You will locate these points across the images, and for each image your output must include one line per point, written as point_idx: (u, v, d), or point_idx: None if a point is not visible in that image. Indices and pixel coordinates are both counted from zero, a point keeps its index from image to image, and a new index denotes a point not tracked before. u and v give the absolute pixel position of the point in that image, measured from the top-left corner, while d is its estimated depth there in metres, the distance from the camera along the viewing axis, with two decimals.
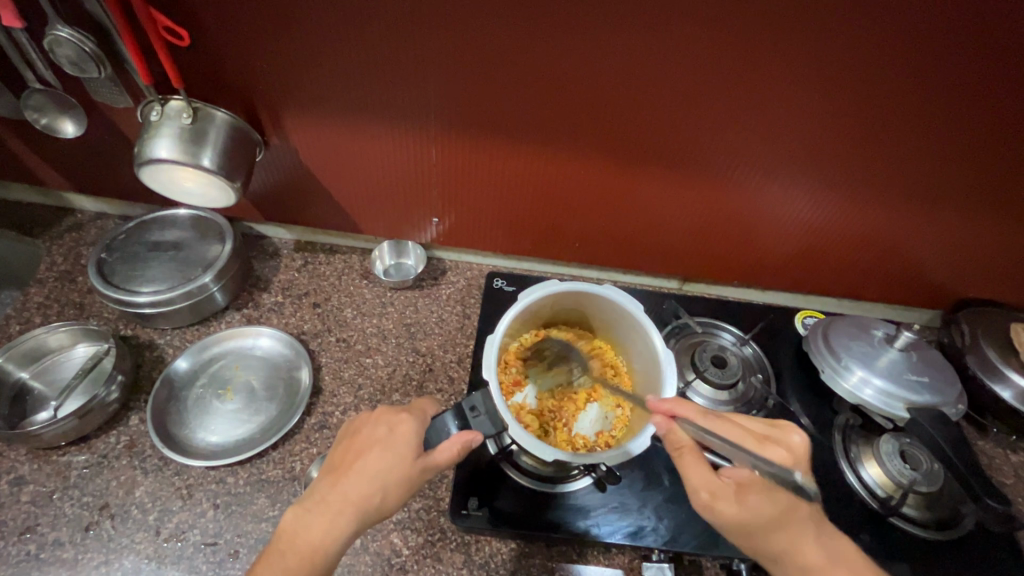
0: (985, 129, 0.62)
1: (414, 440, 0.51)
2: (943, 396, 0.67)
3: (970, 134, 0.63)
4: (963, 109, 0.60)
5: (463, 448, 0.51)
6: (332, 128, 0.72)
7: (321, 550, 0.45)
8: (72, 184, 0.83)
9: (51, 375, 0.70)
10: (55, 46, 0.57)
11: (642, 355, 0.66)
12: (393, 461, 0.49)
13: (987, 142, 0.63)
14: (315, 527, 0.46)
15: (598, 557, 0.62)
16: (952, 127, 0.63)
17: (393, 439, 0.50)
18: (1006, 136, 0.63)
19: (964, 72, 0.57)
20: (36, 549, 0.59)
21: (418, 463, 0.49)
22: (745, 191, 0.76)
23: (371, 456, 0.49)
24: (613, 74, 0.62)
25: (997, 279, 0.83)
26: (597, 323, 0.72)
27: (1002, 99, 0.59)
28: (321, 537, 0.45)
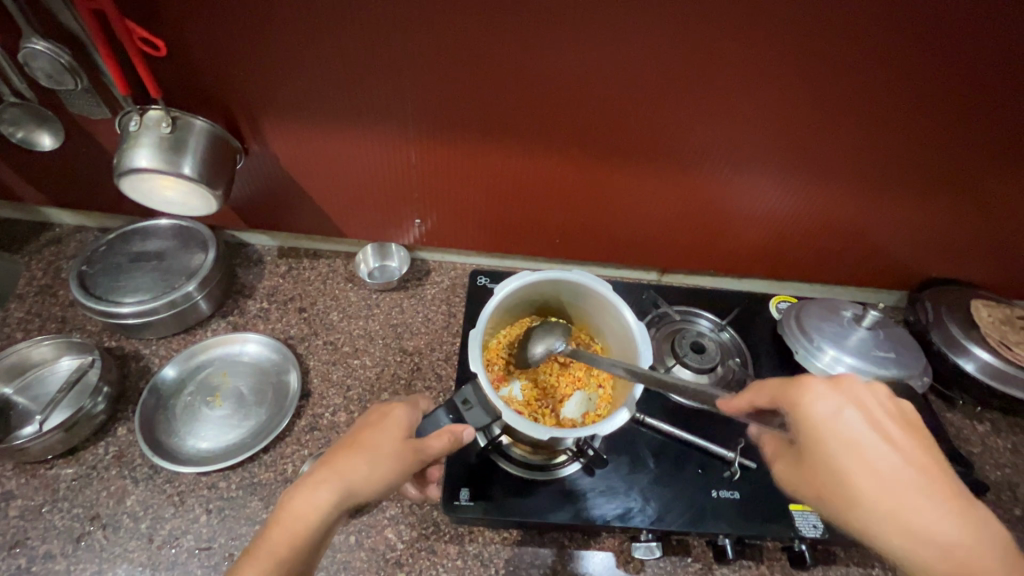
0: (935, 113, 0.66)
1: (406, 422, 0.52)
2: (911, 368, 0.71)
3: (919, 120, 0.67)
4: (914, 92, 0.64)
5: (454, 439, 0.53)
6: (310, 134, 0.74)
7: (308, 524, 0.43)
8: (51, 198, 0.83)
9: (35, 389, 0.70)
10: (30, 61, 0.57)
11: (616, 334, 0.68)
12: (385, 438, 0.49)
13: (935, 126, 0.67)
14: (301, 497, 0.44)
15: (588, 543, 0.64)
16: (904, 113, 0.66)
17: (384, 421, 0.50)
18: (968, 112, 0.66)
19: (912, 58, 0.60)
20: (26, 562, 0.58)
21: (411, 441, 0.50)
22: (718, 181, 0.79)
23: (364, 434, 0.49)
24: (585, 72, 0.64)
25: (962, 256, 0.87)
26: (571, 310, 0.73)
27: (946, 84, 0.62)
28: (307, 510, 0.44)
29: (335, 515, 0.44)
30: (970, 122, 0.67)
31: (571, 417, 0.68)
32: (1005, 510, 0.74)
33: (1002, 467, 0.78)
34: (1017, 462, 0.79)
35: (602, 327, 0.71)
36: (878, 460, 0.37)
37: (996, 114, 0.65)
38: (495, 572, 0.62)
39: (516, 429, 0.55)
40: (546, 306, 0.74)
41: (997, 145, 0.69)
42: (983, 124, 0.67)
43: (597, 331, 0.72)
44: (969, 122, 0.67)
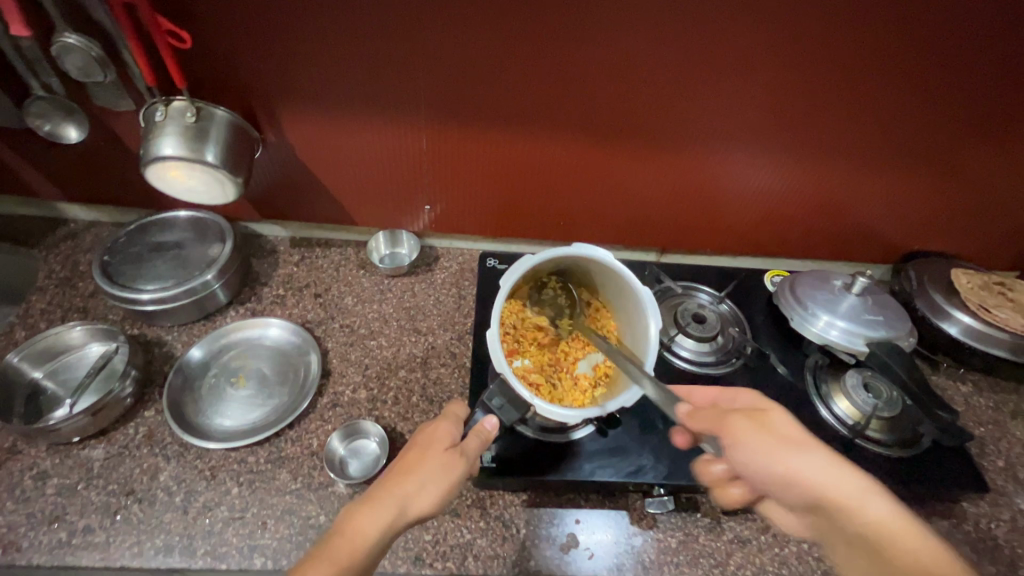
0: (908, 85, 0.72)
1: (447, 433, 0.56)
2: (899, 329, 0.75)
3: (892, 94, 0.73)
4: (887, 65, 0.69)
5: (484, 440, 0.57)
6: (325, 124, 0.77)
7: (368, 539, 0.47)
8: (68, 193, 0.85)
9: (64, 374, 0.72)
10: (63, 54, 0.60)
11: (616, 291, 0.68)
12: (428, 454, 0.53)
13: (906, 102, 0.74)
14: (360, 515, 0.48)
15: (598, 522, 0.68)
16: (878, 88, 0.72)
17: (431, 439, 0.55)
18: (937, 84, 0.72)
19: (882, 35, 0.66)
20: (66, 536, 0.60)
21: (452, 452, 0.54)
22: (712, 159, 0.83)
23: (410, 456, 0.54)
24: (587, 56, 0.69)
25: (939, 227, 0.93)
26: (571, 270, 0.71)
27: (913, 59, 0.69)
28: (363, 528, 0.47)
29: (390, 532, 0.48)
30: (936, 97, 0.73)
31: (585, 372, 0.69)
32: (989, 461, 0.79)
33: (985, 423, 0.84)
34: (997, 418, 0.84)
35: (601, 283, 0.71)
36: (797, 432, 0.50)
37: (958, 89, 0.72)
38: (517, 531, 0.66)
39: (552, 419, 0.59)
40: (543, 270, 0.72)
41: (962, 119, 0.76)
42: (950, 97, 0.73)
43: (596, 287, 0.72)
44: (938, 94, 0.73)
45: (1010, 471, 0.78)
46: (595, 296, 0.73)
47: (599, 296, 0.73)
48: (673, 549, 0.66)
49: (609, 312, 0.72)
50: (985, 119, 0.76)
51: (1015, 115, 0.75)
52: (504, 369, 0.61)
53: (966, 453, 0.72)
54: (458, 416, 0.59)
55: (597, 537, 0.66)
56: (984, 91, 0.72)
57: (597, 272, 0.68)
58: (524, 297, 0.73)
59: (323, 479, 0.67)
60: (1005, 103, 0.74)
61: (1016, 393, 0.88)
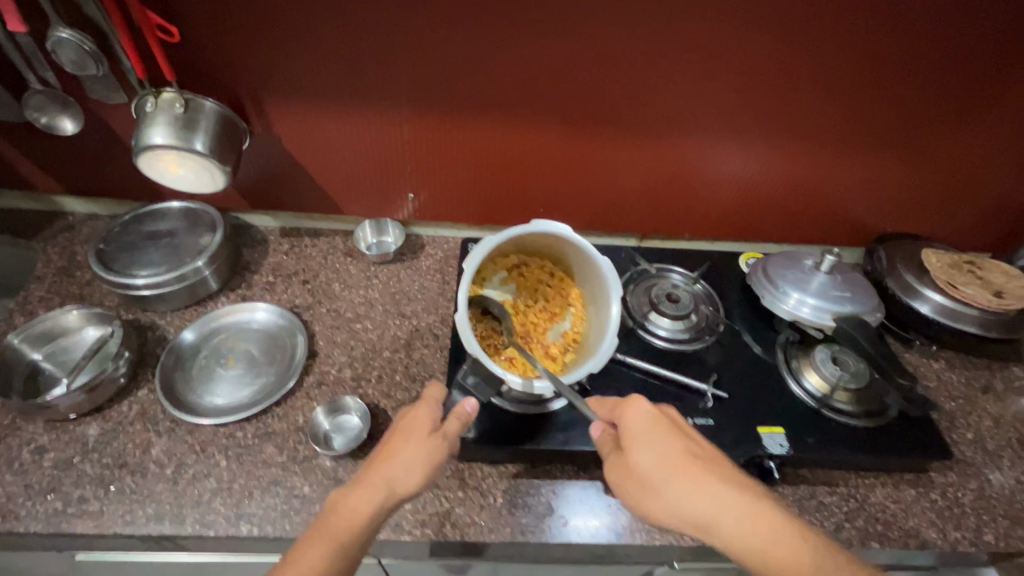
0: (863, 66, 0.75)
1: (429, 415, 0.57)
2: (867, 305, 0.77)
3: (850, 76, 0.76)
4: (841, 47, 0.73)
5: (465, 419, 0.58)
6: (309, 114, 0.80)
7: (361, 518, 0.51)
8: (65, 186, 0.89)
9: (62, 356, 0.75)
10: (57, 48, 0.64)
11: (582, 264, 0.71)
12: (411, 440, 0.55)
13: (864, 84, 0.77)
14: (351, 498, 0.52)
15: (583, 510, 0.69)
16: (835, 69, 0.76)
17: (412, 423, 0.57)
18: (892, 64, 0.75)
19: (832, 20, 0.70)
20: (62, 505, 0.63)
21: (434, 435, 0.56)
22: (684, 144, 0.86)
23: (393, 442, 0.56)
24: (555, 42, 0.73)
25: (910, 209, 0.95)
26: (535, 246, 0.74)
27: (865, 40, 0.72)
28: (355, 511, 0.51)
29: (381, 512, 0.52)
30: (891, 79, 0.77)
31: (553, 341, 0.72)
32: (959, 434, 0.81)
33: (956, 398, 0.86)
34: (969, 393, 0.86)
35: (565, 256, 0.73)
36: (672, 455, 0.53)
37: (912, 71, 0.76)
38: (493, 500, 0.68)
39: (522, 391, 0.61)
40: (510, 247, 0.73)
41: (920, 100, 0.79)
42: (905, 77, 0.76)
43: (560, 257, 0.75)
44: (894, 75, 0.76)
45: (979, 443, 0.80)
46: (559, 268, 0.76)
47: (562, 268, 0.76)
48: (646, 517, 0.68)
49: (573, 279, 0.75)
50: (943, 100, 0.79)
51: (971, 96, 0.79)
52: (476, 349, 0.62)
53: (932, 423, 0.74)
54: (437, 399, 0.59)
55: (592, 520, 0.68)
56: (938, 72, 0.76)
57: (562, 245, 0.70)
58: (487, 274, 0.74)
59: (307, 452, 0.70)
60: (960, 84, 0.77)
61: (988, 370, 0.90)
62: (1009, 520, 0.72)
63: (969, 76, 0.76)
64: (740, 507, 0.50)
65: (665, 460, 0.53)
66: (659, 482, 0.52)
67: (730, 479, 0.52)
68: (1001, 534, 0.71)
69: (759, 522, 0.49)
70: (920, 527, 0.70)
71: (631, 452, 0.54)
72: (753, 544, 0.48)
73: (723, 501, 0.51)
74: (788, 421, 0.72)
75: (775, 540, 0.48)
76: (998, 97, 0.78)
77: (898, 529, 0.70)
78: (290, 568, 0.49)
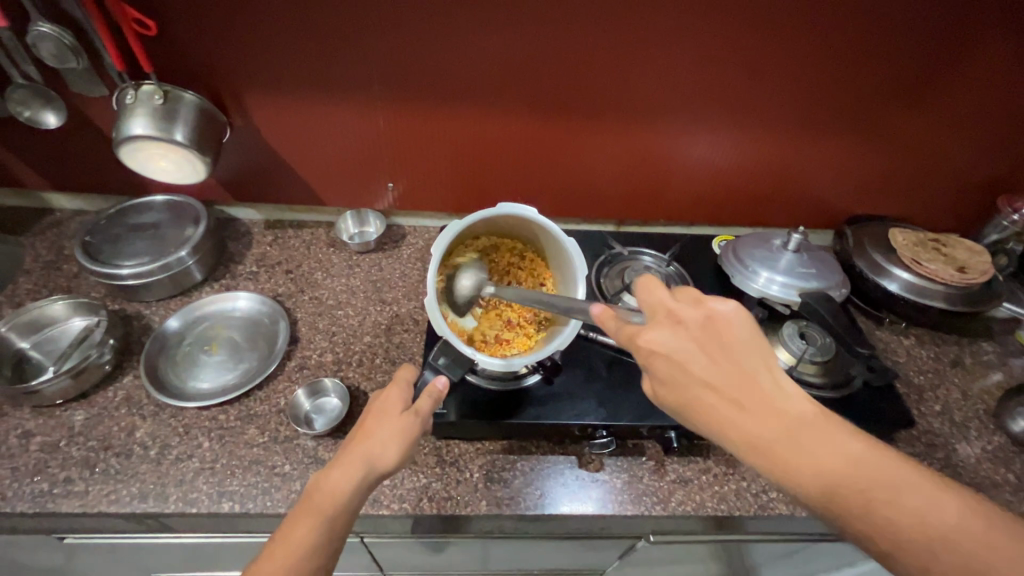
0: (824, 49, 0.77)
1: (399, 395, 0.55)
2: (830, 280, 0.81)
3: (812, 59, 0.79)
4: (799, 29, 0.75)
5: (436, 397, 0.55)
6: (288, 104, 0.83)
7: (338, 499, 0.50)
8: (51, 182, 0.91)
9: (48, 345, 0.77)
10: (37, 41, 0.66)
11: (550, 244, 0.72)
12: (382, 421, 0.53)
13: (827, 67, 0.79)
14: (329, 478, 0.50)
15: (570, 501, 0.69)
16: (796, 53, 0.78)
17: (382, 404, 0.54)
18: (850, 46, 0.77)
19: (791, 3, 0.73)
20: (48, 486, 0.65)
21: (404, 415, 0.53)
22: (654, 130, 0.89)
23: (367, 422, 0.53)
24: (522, 29, 0.75)
25: (878, 191, 0.98)
26: (505, 228, 0.75)
27: (821, 23, 0.75)
28: (334, 489, 0.50)
29: (360, 491, 0.51)
30: (851, 62, 0.79)
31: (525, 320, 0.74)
32: (926, 406, 0.83)
33: (925, 372, 0.88)
34: (937, 367, 0.89)
35: (534, 237, 0.75)
36: (711, 380, 0.46)
37: (872, 53, 0.78)
38: (471, 474, 0.70)
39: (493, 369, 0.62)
40: (480, 230, 0.74)
41: (880, 82, 0.82)
42: (863, 59, 0.79)
43: (531, 238, 0.76)
44: (853, 56, 0.78)
45: (946, 415, 0.82)
46: (529, 249, 0.77)
47: (532, 248, 0.77)
48: (619, 489, 0.70)
49: (544, 261, 0.76)
50: (903, 82, 0.81)
51: (932, 77, 0.81)
52: (446, 331, 0.62)
53: (896, 393, 0.76)
54: (410, 381, 0.57)
55: (576, 499, 0.69)
56: (898, 54, 0.78)
57: (530, 226, 0.71)
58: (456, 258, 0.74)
59: (288, 433, 0.72)
60: (920, 65, 0.79)
61: (957, 345, 0.93)
62: (974, 486, 0.74)
63: (928, 57, 0.78)
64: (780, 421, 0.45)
65: (706, 386, 0.46)
66: (695, 402, 0.47)
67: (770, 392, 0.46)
68: None
69: (797, 435, 0.44)
70: None
71: (663, 372, 0.48)
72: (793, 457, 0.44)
73: (772, 423, 0.44)
74: None
75: (814, 451, 0.44)
76: (958, 77, 0.81)
77: None
78: (280, 548, 0.49)
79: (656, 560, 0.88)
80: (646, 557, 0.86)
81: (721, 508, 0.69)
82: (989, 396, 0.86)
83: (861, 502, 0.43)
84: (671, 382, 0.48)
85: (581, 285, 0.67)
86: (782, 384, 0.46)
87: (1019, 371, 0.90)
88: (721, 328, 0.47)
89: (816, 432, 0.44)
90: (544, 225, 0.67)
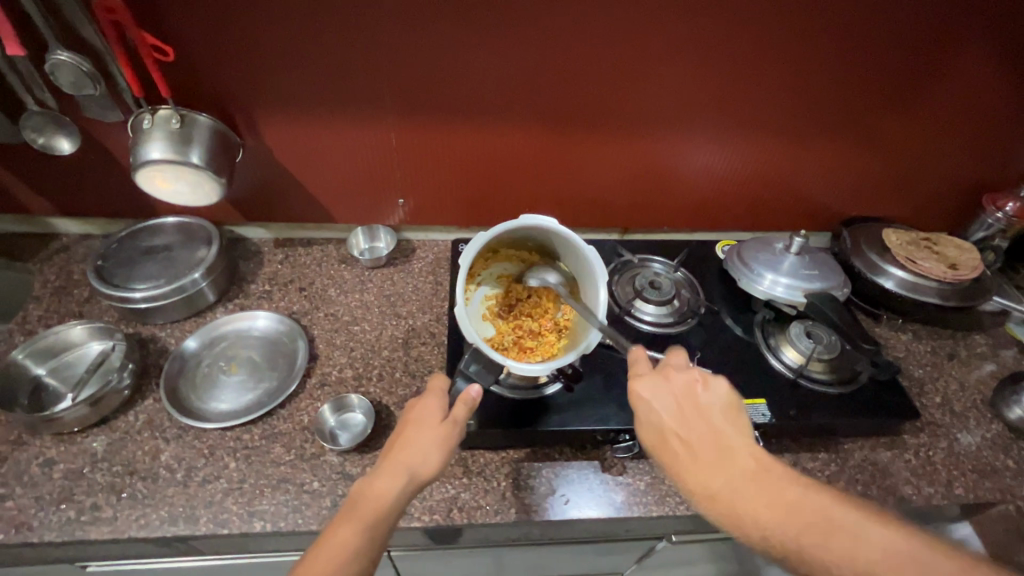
0: (816, 61, 0.82)
1: (436, 406, 0.57)
2: (832, 281, 0.84)
3: (805, 71, 0.83)
4: (793, 43, 0.79)
5: (469, 406, 0.57)
6: (301, 125, 0.84)
7: (383, 504, 0.51)
8: (58, 207, 0.90)
9: (66, 370, 0.77)
10: (56, 70, 0.65)
11: (568, 255, 0.74)
12: (422, 430, 0.55)
13: (819, 78, 0.84)
14: (375, 484, 0.52)
15: (592, 503, 0.71)
16: (790, 64, 0.82)
17: (421, 414, 0.57)
18: (840, 57, 0.81)
19: (785, 18, 0.77)
20: (75, 514, 0.64)
21: (442, 424, 0.56)
22: (657, 140, 0.92)
23: (407, 430, 0.56)
24: (529, 48, 0.78)
25: (870, 193, 1.02)
26: (523, 242, 0.77)
27: (813, 37, 0.79)
28: (380, 494, 0.52)
29: (404, 496, 0.53)
30: (842, 72, 0.83)
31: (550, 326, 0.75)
32: (928, 398, 0.86)
33: (923, 365, 0.92)
34: (934, 360, 0.93)
35: (551, 249, 0.77)
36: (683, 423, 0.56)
37: (861, 64, 0.82)
38: (498, 483, 0.71)
39: (525, 374, 0.64)
40: (498, 243, 0.76)
41: (869, 91, 0.86)
42: (851, 70, 0.83)
43: (547, 250, 0.78)
44: (843, 68, 0.83)
45: (946, 405, 0.86)
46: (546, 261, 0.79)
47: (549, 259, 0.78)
48: (642, 491, 0.72)
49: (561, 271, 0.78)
50: (890, 90, 0.86)
51: (916, 85, 0.85)
52: (477, 340, 0.64)
53: (900, 387, 0.79)
54: (444, 390, 0.59)
55: (600, 503, 0.71)
56: (885, 64, 0.82)
57: (548, 237, 0.73)
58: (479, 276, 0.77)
59: (314, 449, 0.72)
60: (905, 73, 0.84)
61: (951, 338, 0.97)
62: (977, 473, 0.77)
63: (912, 67, 0.83)
64: (742, 476, 0.51)
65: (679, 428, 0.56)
66: (668, 451, 0.55)
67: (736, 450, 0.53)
68: (971, 486, 0.76)
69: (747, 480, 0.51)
70: (897, 485, 0.75)
71: (646, 421, 0.58)
72: (753, 511, 0.49)
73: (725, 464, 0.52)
74: (770, 391, 0.77)
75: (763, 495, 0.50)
76: (940, 85, 0.85)
77: (876, 487, 0.75)
78: (322, 548, 0.49)
79: (676, 560, 0.90)
80: (666, 559, 0.88)
81: None
82: (984, 386, 0.90)
83: (823, 554, 0.46)
84: (655, 425, 0.57)
85: (602, 290, 0.68)
86: (738, 438, 0.55)
87: (1010, 361, 0.94)
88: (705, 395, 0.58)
89: (768, 480, 0.51)
90: (564, 235, 0.69)
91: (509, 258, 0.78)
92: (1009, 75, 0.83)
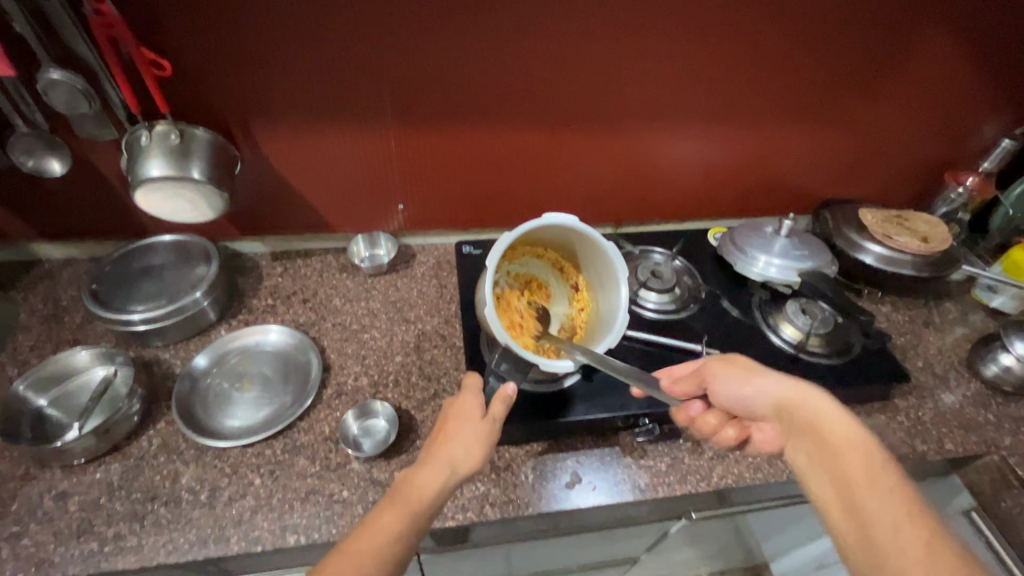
0: (792, 53, 0.87)
1: (474, 402, 0.60)
2: (821, 259, 0.89)
3: (782, 63, 0.88)
4: (770, 38, 0.84)
5: (505, 401, 0.60)
6: (299, 135, 0.84)
7: (426, 497, 0.52)
8: (44, 231, 0.86)
9: (70, 400, 0.74)
10: (49, 89, 0.64)
11: (585, 252, 0.78)
12: (463, 424, 0.58)
13: (796, 70, 0.89)
14: (419, 476, 0.54)
15: (617, 487, 0.73)
16: (768, 58, 0.87)
17: (461, 410, 0.59)
18: (812, 50, 0.87)
19: (762, 16, 0.81)
20: (99, 545, 0.62)
21: (480, 419, 0.58)
22: (646, 135, 0.95)
23: (449, 425, 0.58)
24: (525, 51, 0.80)
25: (843, 176, 1.09)
26: (542, 241, 0.79)
27: (787, 33, 0.84)
28: (422, 486, 0.53)
29: (447, 489, 0.54)
30: (814, 64, 0.89)
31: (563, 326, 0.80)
32: (912, 363, 0.93)
33: (904, 333, 0.98)
34: (913, 328, 0.99)
35: (568, 247, 0.80)
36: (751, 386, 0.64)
37: (833, 54, 0.88)
38: (525, 477, 0.73)
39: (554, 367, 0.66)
40: (524, 241, 0.78)
41: (838, 81, 0.92)
42: (824, 60, 0.88)
43: (563, 249, 0.81)
44: (816, 59, 0.88)
45: (929, 368, 0.92)
46: (563, 260, 0.82)
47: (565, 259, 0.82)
48: (664, 472, 0.75)
49: (576, 269, 0.82)
50: (859, 79, 0.92)
51: (882, 73, 0.92)
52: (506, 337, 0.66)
53: (889, 354, 0.85)
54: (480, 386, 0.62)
55: (625, 487, 0.73)
56: (853, 55, 0.88)
57: (566, 234, 0.76)
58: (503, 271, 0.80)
59: (340, 459, 0.72)
60: (871, 63, 0.90)
61: (926, 307, 1.04)
62: (963, 429, 0.84)
63: (877, 57, 0.89)
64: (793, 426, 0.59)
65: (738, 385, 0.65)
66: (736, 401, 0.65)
67: (812, 443, 0.56)
68: (959, 441, 0.82)
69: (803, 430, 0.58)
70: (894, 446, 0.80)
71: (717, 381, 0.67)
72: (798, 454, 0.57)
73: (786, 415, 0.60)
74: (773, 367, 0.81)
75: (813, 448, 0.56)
76: (902, 73, 0.92)
77: None
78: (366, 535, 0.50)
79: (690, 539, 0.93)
80: (681, 539, 0.91)
81: (757, 477, 0.75)
82: (960, 349, 0.97)
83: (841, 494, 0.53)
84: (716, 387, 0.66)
85: (622, 284, 0.72)
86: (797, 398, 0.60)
87: (979, 324, 1.02)
88: (798, 394, 0.60)
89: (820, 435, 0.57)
90: (583, 231, 0.72)
91: (529, 256, 0.81)
92: (963, 60, 0.91)
